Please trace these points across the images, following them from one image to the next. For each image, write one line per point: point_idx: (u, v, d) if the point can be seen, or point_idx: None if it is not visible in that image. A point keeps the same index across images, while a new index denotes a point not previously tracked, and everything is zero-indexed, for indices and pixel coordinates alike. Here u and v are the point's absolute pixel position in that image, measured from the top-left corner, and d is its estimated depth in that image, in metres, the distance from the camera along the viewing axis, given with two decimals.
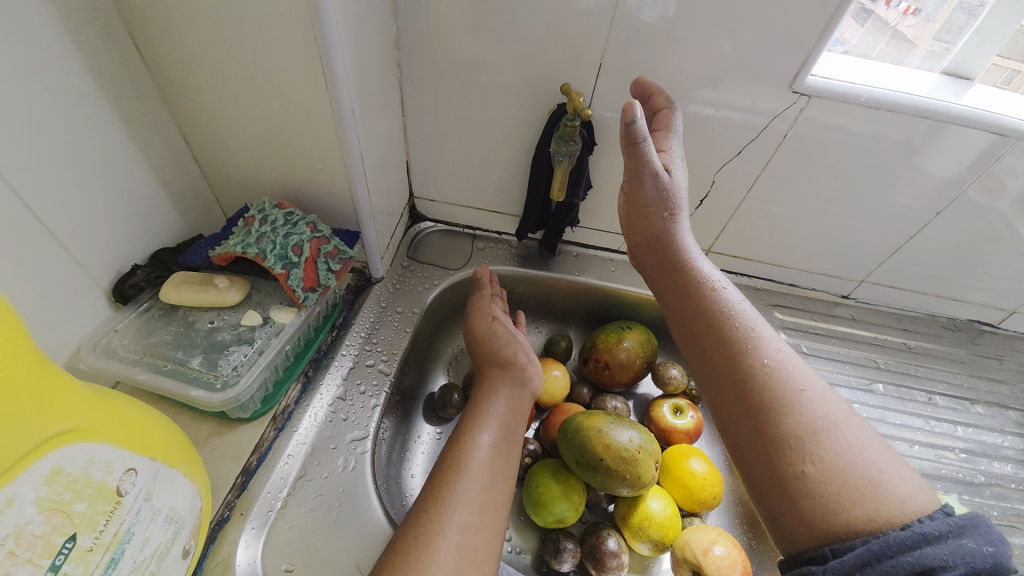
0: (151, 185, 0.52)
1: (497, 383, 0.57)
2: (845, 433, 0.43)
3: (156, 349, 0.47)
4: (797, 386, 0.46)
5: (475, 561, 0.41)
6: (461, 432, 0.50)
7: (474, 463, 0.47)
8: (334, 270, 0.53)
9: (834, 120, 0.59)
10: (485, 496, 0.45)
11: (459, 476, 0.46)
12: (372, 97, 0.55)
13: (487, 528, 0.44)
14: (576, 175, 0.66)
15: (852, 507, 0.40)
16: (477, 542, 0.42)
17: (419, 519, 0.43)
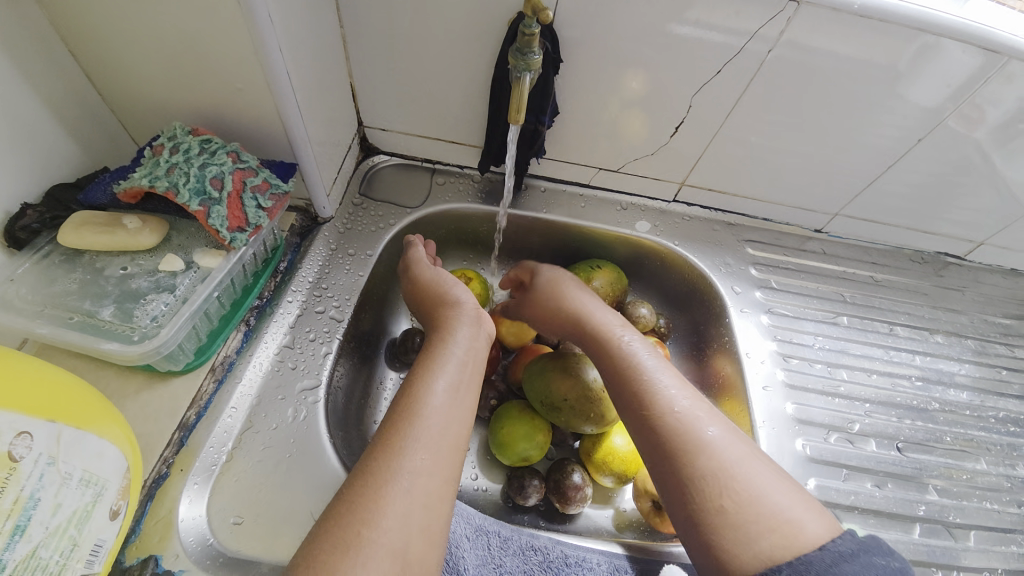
0: (34, 108, 0.44)
1: (450, 326, 0.54)
2: (755, 472, 0.41)
3: (60, 299, 0.42)
4: (706, 429, 0.44)
5: (429, 506, 0.40)
6: (414, 378, 0.48)
7: (427, 408, 0.45)
8: (265, 207, 0.47)
9: (824, 33, 0.54)
10: (440, 442, 0.43)
11: (411, 423, 0.43)
12: (295, 1, 0.46)
13: (443, 472, 0.42)
14: (540, 98, 0.60)
15: (756, 505, 0.39)
16: (431, 486, 0.41)
17: (370, 468, 0.41)
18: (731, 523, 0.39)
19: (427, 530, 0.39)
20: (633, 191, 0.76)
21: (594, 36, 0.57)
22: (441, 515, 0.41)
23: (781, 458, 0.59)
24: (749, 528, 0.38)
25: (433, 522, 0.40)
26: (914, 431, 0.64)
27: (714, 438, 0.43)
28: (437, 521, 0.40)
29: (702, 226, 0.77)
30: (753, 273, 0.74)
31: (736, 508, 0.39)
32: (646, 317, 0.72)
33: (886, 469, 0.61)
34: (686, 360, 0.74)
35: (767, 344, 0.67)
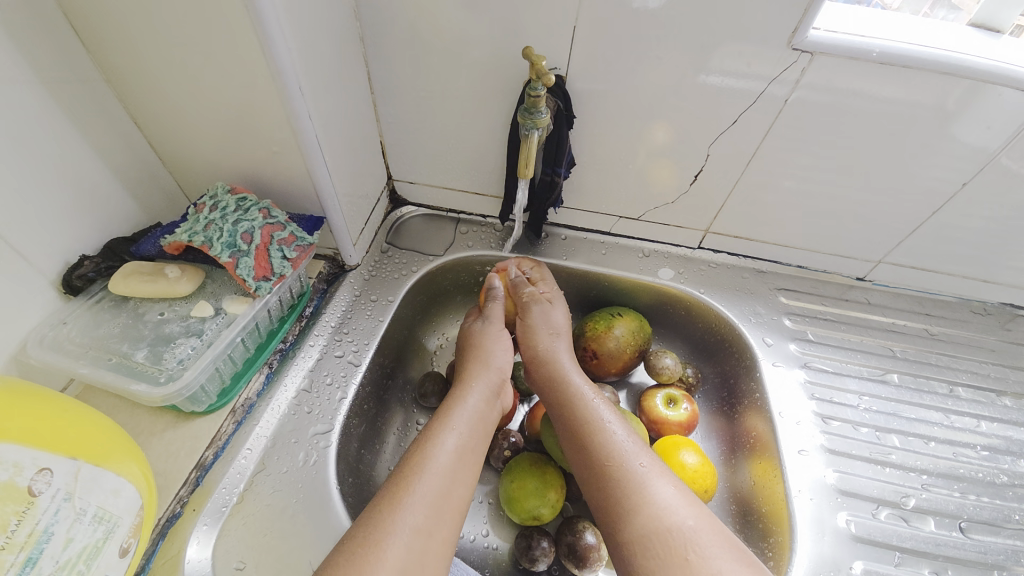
0: (101, 171, 0.50)
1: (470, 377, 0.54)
2: (710, 536, 0.41)
3: (103, 342, 0.46)
4: (663, 487, 0.44)
5: (423, 565, 0.39)
6: (427, 431, 0.48)
7: (435, 462, 0.45)
8: (289, 257, 0.51)
9: (844, 76, 0.53)
10: (442, 501, 0.43)
11: (418, 477, 0.43)
12: (328, 73, 0.52)
13: (439, 533, 0.42)
14: (556, 151, 0.62)
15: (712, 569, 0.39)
16: (427, 547, 0.40)
17: (370, 521, 0.40)
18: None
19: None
20: (656, 239, 0.76)
21: (606, 92, 0.59)
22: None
23: (821, 533, 0.53)
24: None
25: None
26: (979, 508, 0.56)
27: (665, 493, 0.44)
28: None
29: (731, 273, 0.75)
30: (787, 324, 0.70)
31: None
32: (671, 367, 0.69)
33: (946, 553, 0.53)
34: (716, 415, 0.70)
35: (805, 403, 0.62)
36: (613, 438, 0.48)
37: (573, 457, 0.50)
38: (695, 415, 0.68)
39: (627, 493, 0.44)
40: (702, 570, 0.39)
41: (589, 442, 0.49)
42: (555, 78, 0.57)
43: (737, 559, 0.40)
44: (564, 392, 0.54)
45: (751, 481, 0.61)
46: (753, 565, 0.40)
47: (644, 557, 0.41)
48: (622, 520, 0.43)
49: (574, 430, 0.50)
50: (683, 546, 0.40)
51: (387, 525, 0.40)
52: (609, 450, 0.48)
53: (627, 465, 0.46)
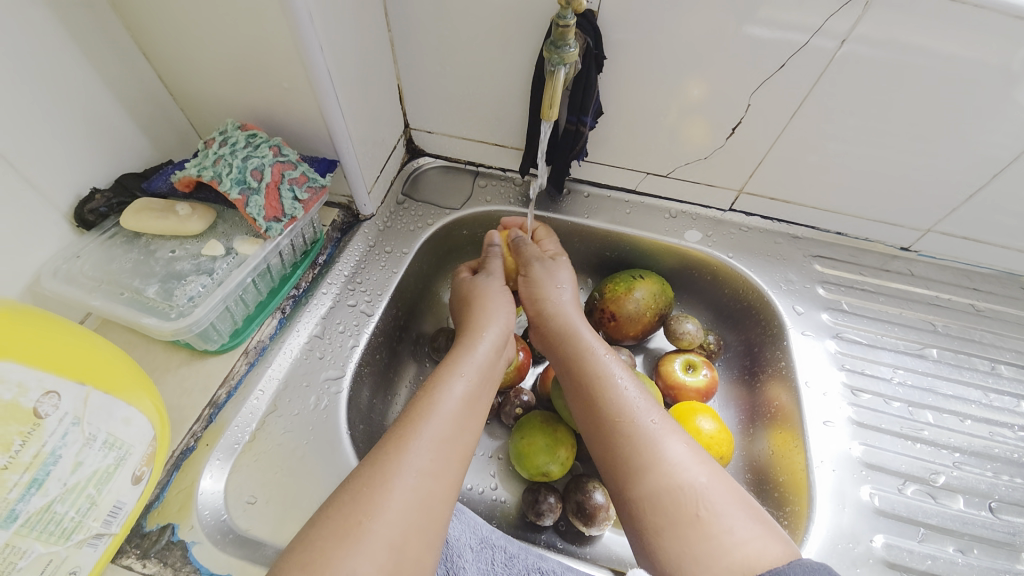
0: (111, 104, 0.49)
1: (478, 330, 0.53)
2: (721, 493, 0.40)
3: (114, 276, 0.45)
4: (674, 442, 0.43)
5: (428, 508, 0.39)
6: (432, 379, 0.47)
7: (443, 408, 0.44)
8: (301, 199, 0.50)
9: (907, 23, 0.47)
10: (446, 446, 0.42)
11: (425, 421, 0.42)
12: (341, 3, 0.48)
13: (446, 477, 0.41)
14: (582, 97, 0.58)
15: (721, 524, 0.38)
16: (433, 490, 0.39)
17: (375, 461, 0.40)
18: (690, 536, 0.38)
19: (421, 534, 0.37)
20: (684, 199, 0.71)
21: (641, 31, 0.53)
22: (436, 521, 0.39)
23: (841, 505, 0.51)
24: (719, 541, 0.37)
25: (427, 526, 0.38)
26: (1012, 489, 0.53)
27: (675, 447, 0.42)
28: (431, 526, 0.38)
29: (763, 238, 0.70)
30: (820, 293, 0.66)
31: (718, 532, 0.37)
32: (692, 334, 0.67)
33: (973, 532, 0.50)
34: (737, 384, 0.67)
35: (834, 374, 0.59)
36: (622, 395, 0.47)
37: (583, 415, 0.48)
38: (714, 382, 0.65)
39: (636, 449, 0.43)
40: (713, 527, 0.38)
41: (601, 395, 0.47)
42: (586, 12, 0.52)
43: (748, 518, 0.39)
44: (573, 348, 0.51)
45: (770, 450, 0.59)
46: (767, 524, 0.38)
47: (654, 512, 0.40)
48: (631, 476, 0.42)
49: (582, 386, 0.49)
50: (694, 503, 0.39)
51: (392, 467, 0.39)
52: (620, 403, 0.46)
53: (637, 421, 0.45)
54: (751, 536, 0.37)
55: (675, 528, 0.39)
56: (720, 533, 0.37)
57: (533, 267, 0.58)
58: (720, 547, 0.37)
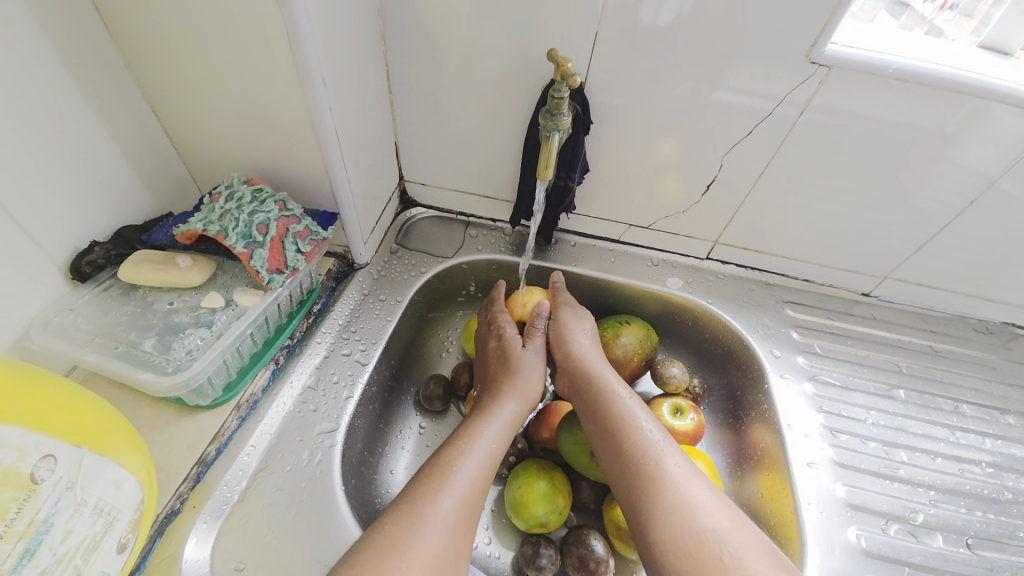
0: (117, 158, 0.50)
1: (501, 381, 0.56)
2: (742, 540, 0.41)
3: (109, 329, 0.45)
4: (697, 490, 0.44)
5: (454, 549, 0.41)
6: (456, 430, 0.50)
7: (467, 454, 0.47)
8: (304, 251, 0.51)
9: (852, 100, 0.54)
10: (472, 490, 0.45)
11: (452, 466, 0.45)
12: (349, 70, 0.51)
13: (469, 519, 0.43)
14: (571, 157, 0.62)
15: (742, 569, 0.39)
16: (460, 534, 0.42)
17: (411, 504, 0.42)
18: None
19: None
20: (665, 248, 0.76)
21: (623, 99, 0.59)
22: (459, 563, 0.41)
23: (831, 548, 0.52)
24: None
25: (451, 569, 0.40)
26: (985, 524, 0.56)
27: (699, 495, 0.44)
28: (454, 566, 0.41)
29: (738, 285, 0.75)
30: (794, 337, 0.70)
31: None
32: (678, 377, 0.69)
33: (954, 569, 0.52)
34: (723, 427, 0.70)
35: (812, 416, 0.62)
36: (646, 439, 0.48)
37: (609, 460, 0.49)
38: (701, 425, 0.67)
39: (662, 496, 0.44)
40: (737, 572, 0.39)
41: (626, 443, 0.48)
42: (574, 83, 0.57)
43: (772, 563, 0.40)
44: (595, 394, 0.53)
45: (757, 494, 0.60)
46: (791, 569, 0.39)
47: (676, 558, 0.41)
48: (656, 522, 0.43)
49: (605, 432, 0.50)
50: (717, 549, 0.40)
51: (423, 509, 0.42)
52: (646, 451, 0.47)
53: (662, 467, 0.46)
54: None
55: (700, 574, 0.39)
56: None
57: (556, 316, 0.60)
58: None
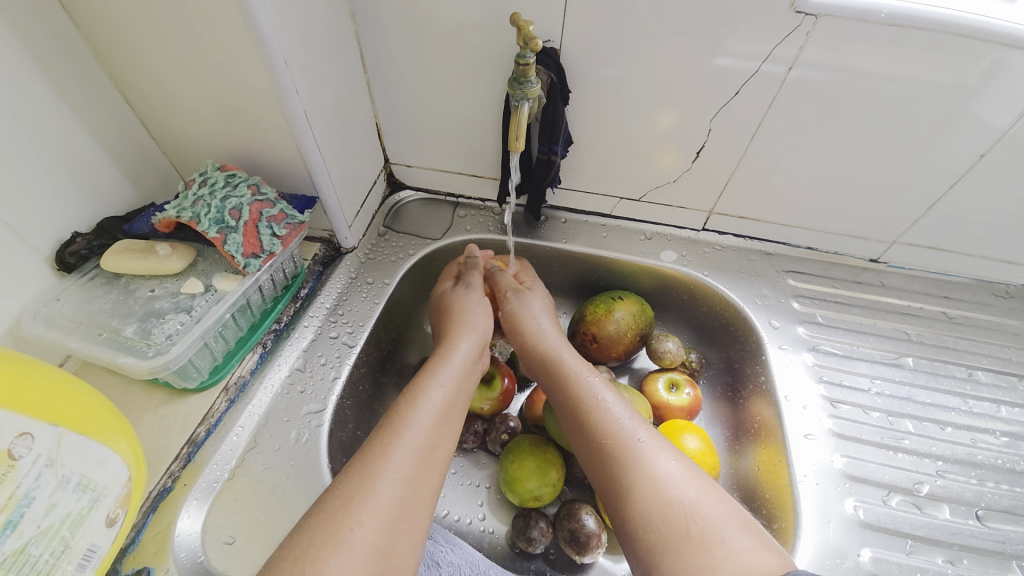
0: (95, 150, 0.51)
1: (460, 340, 0.55)
2: (712, 507, 0.39)
3: (93, 317, 0.47)
4: (664, 459, 0.43)
5: (408, 514, 0.40)
6: (411, 390, 0.48)
7: (421, 417, 0.45)
8: (279, 235, 0.51)
9: (845, 51, 0.50)
10: (427, 454, 0.44)
11: (406, 428, 0.44)
12: (317, 51, 0.51)
13: (426, 479, 0.43)
14: (551, 130, 0.60)
15: (713, 536, 0.38)
16: (415, 498, 0.41)
17: (364, 464, 0.41)
18: (684, 552, 0.37)
19: (403, 531, 0.40)
20: (658, 221, 0.73)
21: (602, 66, 0.56)
22: (416, 519, 0.41)
23: (827, 521, 0.50)
24: (712, 555, 0.36)
25: (408, 524, 0.40)
26: (997, 496, 0.53)
27: (667, 463, 0.43)
28: (410, 522, 0.40)
29: (736, 255, 0.72)
30: (795, 307, 0.67)
31: (707, 544, 0.37)
32: (673, 352, 0.67)
33: (962, 542, 0.50)
34: (721, 401, 0.68)
35: (812, 388, 0.59)
36: (607, 414, 0.47)
37: (575, 435, 0.49)
38: (698, 400, 0.66)
39: (627, 467, 0.43)
40: (705, 541, 0.37)
41: (589, 416, 0.48)
42: (548, 52, 0.55)
43: (742, 528, 0.38)
44: (559, 374, 0.53)
45: (755, 467, 0.59)
46: (759, 533, 0.38)
47: (645, 530, 0.40)
48: (620, 496, 0.42)
49: (570, 411, 0.49)
50: (684, 518, 0.39)
51: (373, 467, 0.41)
52: (610, 423, 0.46)
53: (625, 440, 0.45)
54: (745, 545, 0.37)
55: (667, 546, 0.38)
56: (712, 545, 0.37)
57: (514, 297, 0.61)
58: (715, 558, 0.36)
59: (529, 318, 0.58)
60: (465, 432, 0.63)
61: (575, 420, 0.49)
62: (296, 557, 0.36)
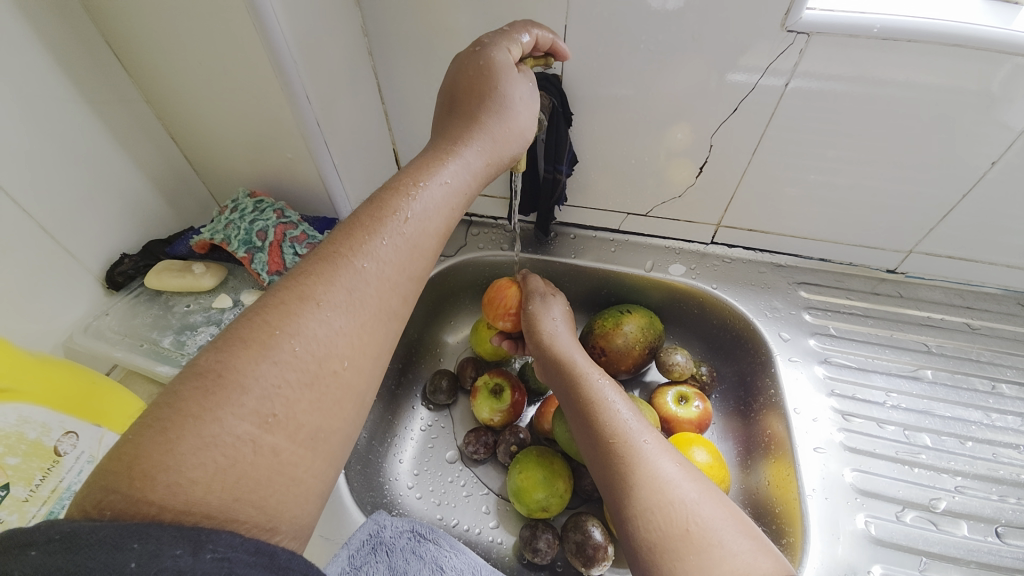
0: (141, 180, 0.57)
1: (477, 138, 0.43)
2: (710, 508, 0.40)
3: (136, 330, 0.53)
4: (665, 462, 0.44)
5: (323, 394, 0.30)
6: (403, 183, 0.39)
7: (411, 216, 0.37)
8: (301, 253, 0.55)
9: (840, 69, 0.51)
10: (402, 268, 0.36)
11: (392, 220, 0.36)
12: (337, 85, 0.56)
13: (408, 280, 0.37)
14: (556, 150, 0.63)
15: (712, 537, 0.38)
16: (332, 384, 0.31)
17: (332, 260, 0.33)
18: (682, 551, 0.38)
19: (369, 363, 0.34)
20: (666, 235, 0.75)
21: (600, 90, 0.59)
22: (385, 344, 0.35)
23: (836, 536, 0.49)
24: (709, 555, 0.37)
25: (375, 353, 0.34)
26: (1019, 512, 0.50)
27: (668, 466, 0.43)
28: (380, 342, 0.35)
29: (746, 268, 0.73)
30: (806, 319, 0.67)
31: (705, 543, 0.37)
32: (682, 364, 0.68)
33: (981, 559, 0.47)
34: (732, 415, 0.68)
35: (823, 400, 0.58)
36: (616, 416, 0.49)
37: (583, 437, 0.50)
38: (707, 413, 0.66)
39: (631, 467, 0.44)
40: (703, 541, 0.38)
41: (596, 419, 0.49)
42: (549, 78, 0.58)
43: (739, 531, 0.39)
44: (571, 376, 0.54)
45: (766, 482, 0.58)
46: (756, 536, 0.38)
47: (646, 530, 0.40)
48: (625, 494, 0.43)
49: (581, 411, 0.51)
50: (683, 517, 0.39)
51: (355, 269, 0.34)
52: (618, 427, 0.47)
53: (631, 442, 0.46)
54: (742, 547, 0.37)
55: (666, 544, 0.39)
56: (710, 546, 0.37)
57: (533, 300, 0.63)
58: (713, 558, 0.36)
59: (545, 321, 0.60)
60: (475, 443, 0.65)
61: (584, 422, 0.50)
62: (232, 374, 0.27)
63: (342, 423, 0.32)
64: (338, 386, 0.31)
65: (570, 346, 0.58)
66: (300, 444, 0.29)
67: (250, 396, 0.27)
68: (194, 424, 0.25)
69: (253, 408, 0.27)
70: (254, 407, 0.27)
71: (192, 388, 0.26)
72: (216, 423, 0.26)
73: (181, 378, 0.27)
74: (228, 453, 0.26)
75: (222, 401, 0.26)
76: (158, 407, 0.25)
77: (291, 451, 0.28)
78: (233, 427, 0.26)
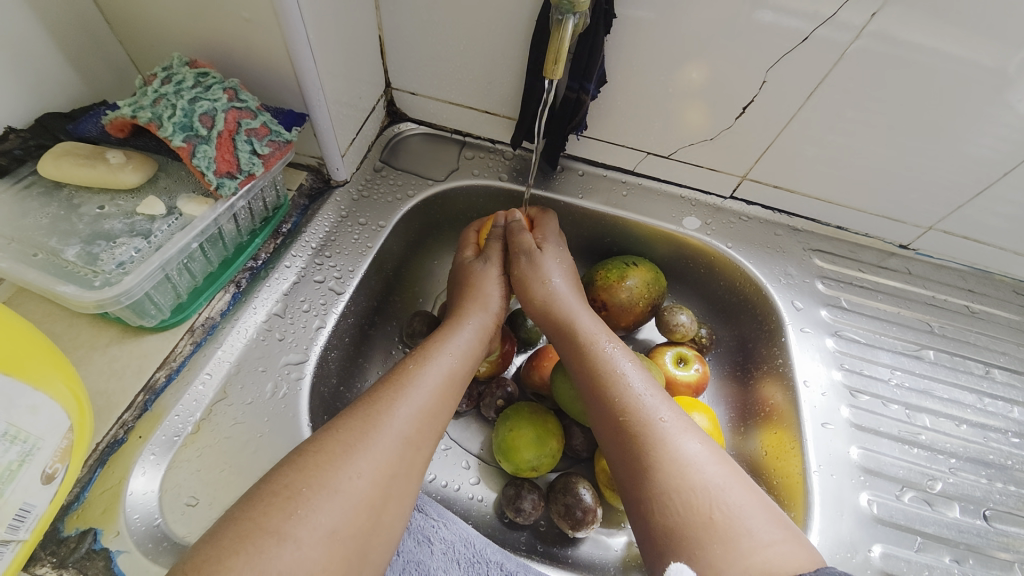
0: (31, 28, 0.41)
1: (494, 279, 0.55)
2: (738, 493, 0.37)
3: (26, 233, 0.39)
4: (690, 440, 0.40)
5: (350, 526, 0.35)
6: (420, 351, 0.47)
7: (427, 377, 0.44)
8: (260, 154, 0.44)
9: (936, 9, 0.42)
10: (414, 439, 0.41)
11: (414, 386, 0.43)
12: None
13: (429, 437, 0.43)
14: (585, 61, 0.52)
15: (739, 524, 0.35)
16: (356, 514, 0.36)
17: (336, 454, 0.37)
18: (706, 538, 0.35)
19: (402, 470, 0.39)
20: (684, 183, 0.66)
21: None
22: (409, 480, 0.40)
23: (840, 513, 0.48)
24: (736, 544, 0.34)
25: (398, 476, 0.39)
26: (1005, 496, 0.52)
27: (693, 444, 0.39)
28: (404, 486, 0.39)
29: (762, 229, 0.66)
30: (820, 289, 0.63)
31: (731, 531, 0.34)
32: (685, 326, 0.63)
33: (968, 541, 0.49)
34: (728, 380, 0.65)
35: (831, 373, 0.56)
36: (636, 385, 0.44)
37: (597, 401, 0.45)
38: (705, 378, 0.62)
39: (652, 443, 0.40)
40: (730, 530, 0.35)
41: (612, 385, 0.44)
42: None
43: (769, 519, 0.36)
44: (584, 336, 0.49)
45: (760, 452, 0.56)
46: (788, 526, 0.36)
47: (663, 511, 0.37)
48: (642, 470, 0.39)
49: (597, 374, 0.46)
50: (708, 504, 0.36)
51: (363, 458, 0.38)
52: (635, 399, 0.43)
53: (651, 414, 0.42)
54: (773, 538, 0.34)
55: (687, 530, 0.35)
56: (737, 535, 0.34)
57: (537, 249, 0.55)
58: (739, 549, 0.33)
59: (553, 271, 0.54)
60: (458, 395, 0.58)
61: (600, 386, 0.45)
62: (278, 529, 0.33)
63: (367, 500, 0.36)
64: (364, 510, 0.36)
65: (578, 304, 0.52)
66: (341, 523, 0.35)
67: (289, 535, 0.33)
68: (249, 552, 0.31)
69: (295, 545, 0.32)
70: (296, 547, 0.32)
71: (227, 541, 0.32)
72: (281, 537, 0.32)
73: (223, 532, 0.32)
74: (308, 532, 0.33)
75: (262, 549, 0.32)
76: (230, 531, 0.32)
77: (330, 519, 0.34)
78: (294, 536, 0.33)
